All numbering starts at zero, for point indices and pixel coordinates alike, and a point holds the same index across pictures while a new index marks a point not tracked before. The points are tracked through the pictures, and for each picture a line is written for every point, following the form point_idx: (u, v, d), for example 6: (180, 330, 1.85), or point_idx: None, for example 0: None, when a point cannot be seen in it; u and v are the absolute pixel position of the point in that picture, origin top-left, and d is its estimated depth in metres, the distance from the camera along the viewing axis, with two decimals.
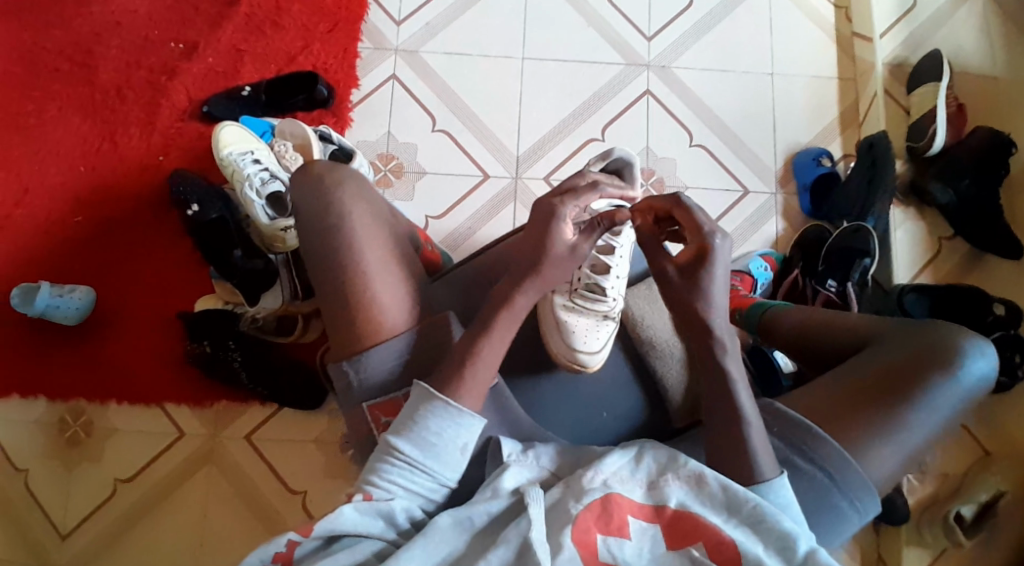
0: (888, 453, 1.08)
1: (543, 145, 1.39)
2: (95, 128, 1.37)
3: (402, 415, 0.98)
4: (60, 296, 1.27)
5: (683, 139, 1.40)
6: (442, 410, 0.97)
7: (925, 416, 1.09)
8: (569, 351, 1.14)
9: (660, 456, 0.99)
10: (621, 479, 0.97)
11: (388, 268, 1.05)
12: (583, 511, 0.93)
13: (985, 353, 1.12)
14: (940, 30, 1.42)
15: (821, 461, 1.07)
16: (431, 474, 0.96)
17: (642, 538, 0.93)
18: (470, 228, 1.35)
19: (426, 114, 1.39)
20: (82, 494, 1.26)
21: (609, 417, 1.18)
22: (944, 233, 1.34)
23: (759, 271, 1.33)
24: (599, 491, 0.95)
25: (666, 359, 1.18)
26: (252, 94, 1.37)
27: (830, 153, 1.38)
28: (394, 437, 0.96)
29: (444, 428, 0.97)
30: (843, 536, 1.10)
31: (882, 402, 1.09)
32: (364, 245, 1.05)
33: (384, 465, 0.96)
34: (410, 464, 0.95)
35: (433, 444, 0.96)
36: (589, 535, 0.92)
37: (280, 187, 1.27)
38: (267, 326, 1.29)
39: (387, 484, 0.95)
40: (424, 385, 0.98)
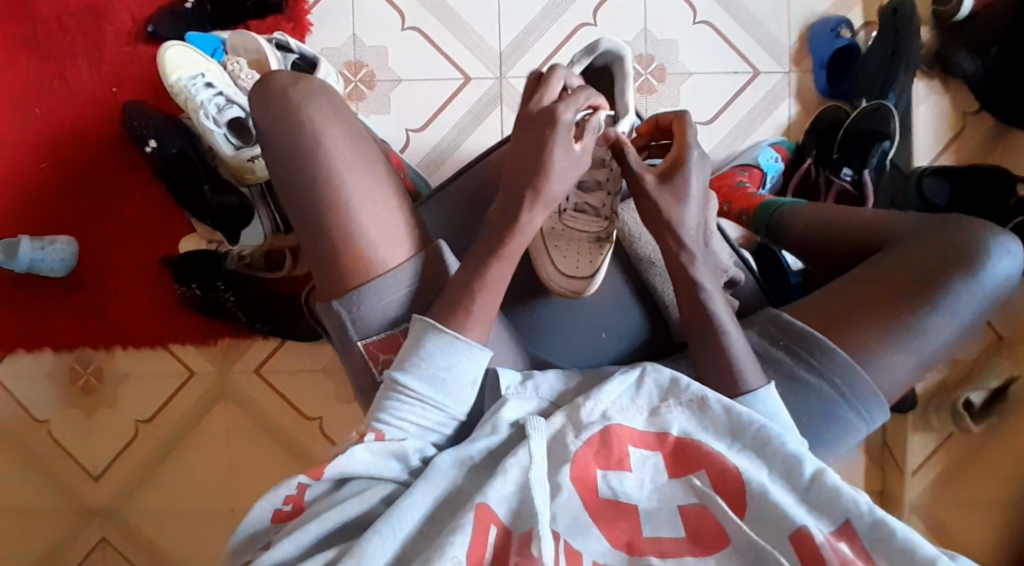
0: (902, 361, 0.99)
1: (527, 37, 1.26)
2: (41, 63, 1.25)
3: (404, 350, 0.93)
4: (42, 250, 1.22)
5: (685, 15, 1.27)
6: (447, 343, 0.92)
7: (943, 319, 0.99)
8: (558, 279, 1.04)
9: (661, 379, 0.95)
10: (621, 409, 0.93)
11: (374, 197, 0.96)
12: (582, 448, 0.89)
13: (1013, 251, 1.00)
14: None
15: (829, 375, 0.98)
16: (440, 408, 0.92)
17: (642, 467, 0.90)
18: (454, 140, 1.26)
19: (394, 10, 1.25)
20: (106, 437, 1.31)
21: (608, 337, 1.10)
22: (969, 106, 1.23)
23: (770, 162, 1.24)
24: (598, 424, 0.91)
25: (666, 276, 1.08)
26: (197, 6, 1.23)
27: (850, 22, 1.25)
28: (400, 373, 0.92)
29: (451, 362, 0.92)
30: (846, 447, 1.01)
31: (897, 308, 0.99)
32: (347, 166, 0.96)
33: (392, 401, 0.92)
34: (418, 400, 0.92)
35: (440, 378, 0.92)
36: (588, 472, 0.89)
37: (240, 113, 1.15)
38: (256, 263, 1.25)
39: (397, 421, 0.91)
40: (426, 318, 0.93)
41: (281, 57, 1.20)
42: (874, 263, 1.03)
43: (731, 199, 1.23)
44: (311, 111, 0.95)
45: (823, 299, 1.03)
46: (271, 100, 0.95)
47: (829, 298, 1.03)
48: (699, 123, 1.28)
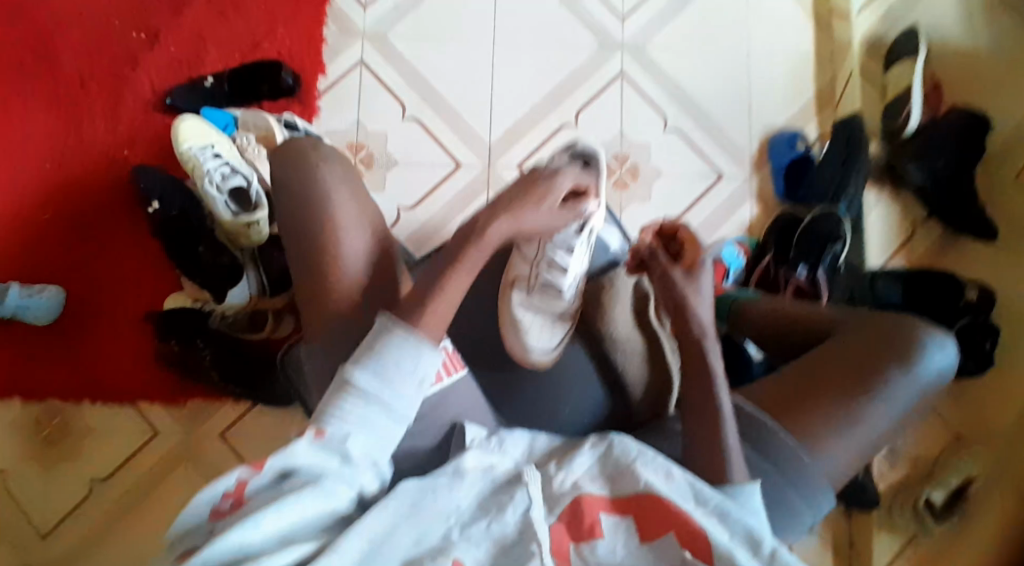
0: (843, 447, 0.96)
1: (516, 131, 1.35)
2: (60, 121, 1.33)
3: (360, 347, 0.83)
4: (28, 297, 1.26)
5: (656, 123, 1.37)
6: (404, 342, 0.82)
7: (881, 407, 0.97)
8: (521, 350, 1.03)
9: (627, 449, 0.84)
10: (592, 478, 0.82)
11: (370, 269, 0.89)
12: (554, 522, 0.78)
13: (946, 347, 1.01)
14: (918, 6, 1.40)
15: (768, 451, 0.95)
16: (390, 412, 0.80)
17: (615, 533, 0.77)
18: (443, 218, 1.33)
19: (396, 102, 1.36)
20: (59, 495, 1.27)
21: (569, 412, 1.06)
22: (919, 215, 1.35)
23: (733, 257, 1.30)
24: (568, 496, 0.80)
25: (634, 354, 1.08)
26: (215, 84, 1.32)
27: (804, 136, 1.36)
28: (351, 368, 0.81)
29: (410, 366, 0.82)
30: (793, 533, 0.97)
31: (839, 395, 0.98)
32: (345, 223, 0.88)
33: (340, 402, 0.80)
34: (370, 402, 0.80)
35: (393, 377, 0.81)
36: (561, 542, 0.76)
37: (243, 182, 1.22)
38: (238, 322, 1.27)
39: (342, 423, 0.79)
40: (387, 316, 0.84)
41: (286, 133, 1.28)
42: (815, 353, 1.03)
43: None
44: (319, 174, 0.89)
45: (767, 386, 1.01)
46: (289, 163, 0.90)
47: (775, 384, 1.01)
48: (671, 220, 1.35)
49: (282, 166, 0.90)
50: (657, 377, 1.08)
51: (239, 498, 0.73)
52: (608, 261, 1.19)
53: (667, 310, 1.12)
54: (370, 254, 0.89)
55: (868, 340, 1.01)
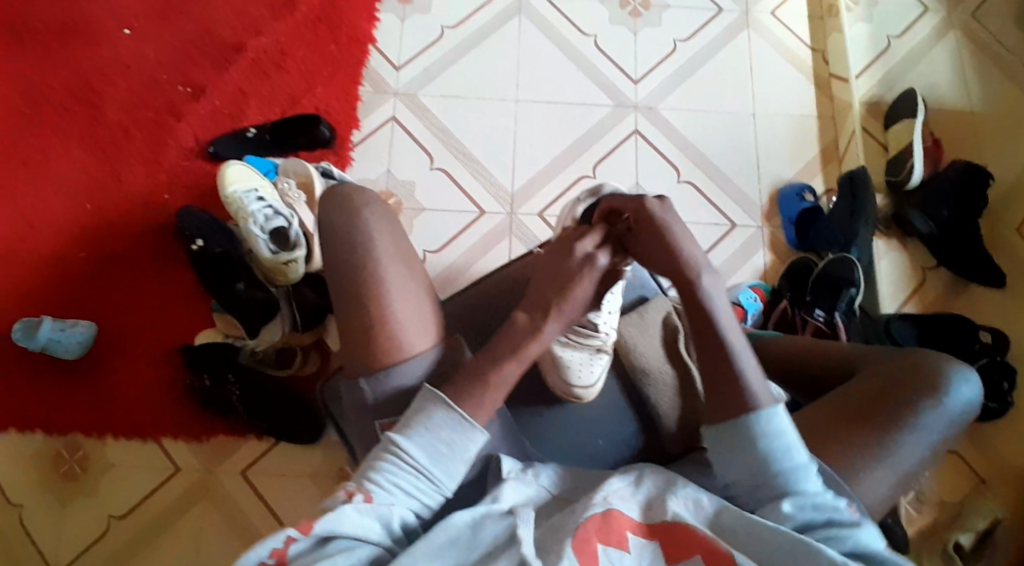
0: (882, 476, 0.95)
1: (536, 182, 1.41)
2: (101, 167, 1.39)
3: (407, 415, 0.89)
4: (61, 331, 1.28)
5: (669, 175, 1.42)
6: (455, 424, 0.88)
7: (914, 437, 0.96)
8: (563, 388, 1.05)
9: (658, 480, 0.90)
10: (620, 496, 0.88)
11: (414, 297, 0.96)
12: (584, 523, 0.83)
13: (971, 379, 1.00)
14: (913, 70, 1.47)
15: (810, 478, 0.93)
16: (433, 485, 0.87)
17: (640, 552, 0.83)
18: (467, 261, 1.37)
19: (424, 153, 1.42)
20: (76, 530, 1.26)
21: (603, 443, 1.06)
22: (927, 263, 1.38)
23: (750, 301, 1.32)
24: (600, 506, 0.85)
25: (664, 384, 1.06)
26: (257, 135, 1.40)
27: (813, 187, 1.42)
28: (400, 439, 0.87)
29: (455, 439, 0.88)
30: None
31: (872, 425, 0.97)
32: (386, 258, 0.96)
33: (386, 465, 0.86)
34: (416, 471, 0.86)
35: (440, 456, 0.87)
36: (590, 545, 0.81)
37: (285, 223, 1.27)
38: (267, 358, 1.31)
39: (388, 486, 0.85)
40: (438, 392, 0.89)
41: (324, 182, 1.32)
42: (840, 390, 1.02)
43: None
44: (365, 216, 0.97)
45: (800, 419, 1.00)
46: (336, 205, 0.98)
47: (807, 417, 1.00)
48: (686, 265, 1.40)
49: (329, 209, 0.98)
50: (688, 407, 1.05)
51: (283, 556, 0.79)
52: (636, 296, 1.17)
53: (693, 344, 1.10)
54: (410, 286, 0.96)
55: (895, 371, 1.01)
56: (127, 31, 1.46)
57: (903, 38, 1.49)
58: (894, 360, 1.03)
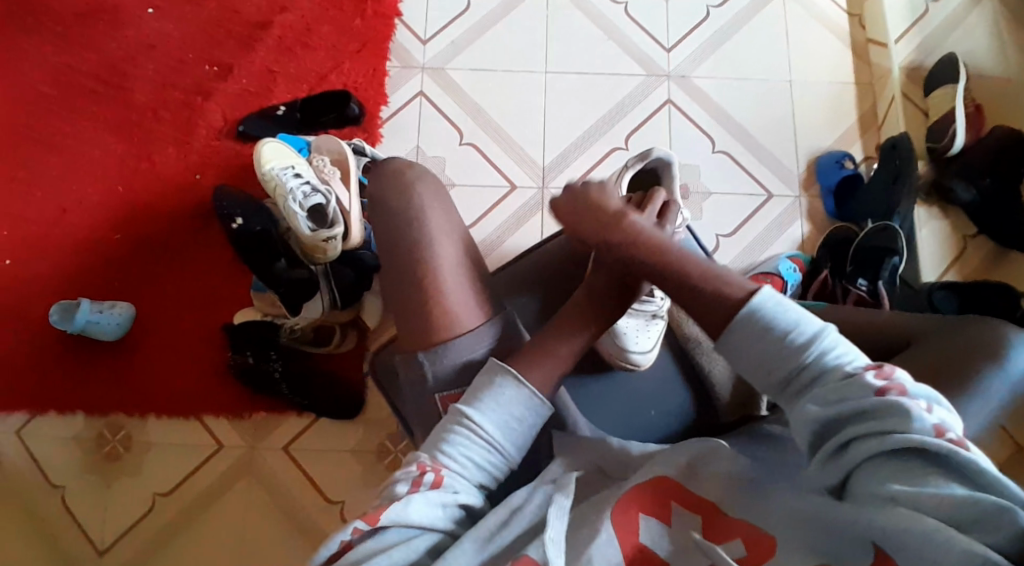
0: None
1: (568, 155, 1.40)
2: (131, 149, 1.39)
3: (474, 387, 0.88)
4: (99, 313, 1.29)
5: (701, 146, 1.41)
6: (525, 399, 0.87)
7: (978, 407, 0.93)
8: (619, 352, 1.06)
9: (703, 446, 0.85)
10: (663, 459, 0.85)
11: (465, 273, 0.95)
12: (627, 494, 0.81)
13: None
14: (952, 35, 1.44)
15: None
16: (502, 458, 0.86)
17: (680, 521, 0.79)
18: (499, 238, 1.36)
19: (453, 127, 1.41)
20: (121, 509, 1.27)
21: (657, 414, 1.05)
22: (967, 231, 1.37)
23: (789, 271, 1.31)
24: (643, 476, 0.83)
25: (715, 352, 1.06)
26: (287, 113, 1.39)
27: (852, 156, 1.39)
28: (471, 412, 0.86)
29: (524, 414, 0.87)
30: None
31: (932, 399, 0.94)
32: (437, 236, 0.95)
33: (456, 441, 0.85)
34: (486, 445, 0.85)
35: (511, 430, 0.86)
36: (630, 515, 0.79)
37: (323, 200, 1.24)
38: (305, 337, 1.31)
39: (458, 463, 0.84)
40: (500, 362, 0.88)
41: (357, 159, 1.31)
42: (898, 365, 1.00)
43: None
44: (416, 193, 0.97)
45: None
46: (390, 181, 0.98)
47: None
48: (722, 236, 1.38)
49: (382, 185, 0.97)
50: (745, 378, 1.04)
51: (348, 544, 0.76)
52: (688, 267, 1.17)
53: None
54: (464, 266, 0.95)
55: (955, 344, 0.98)
56: (152, 10, 1.45)
57: None
58: (953, 333, 1.00)
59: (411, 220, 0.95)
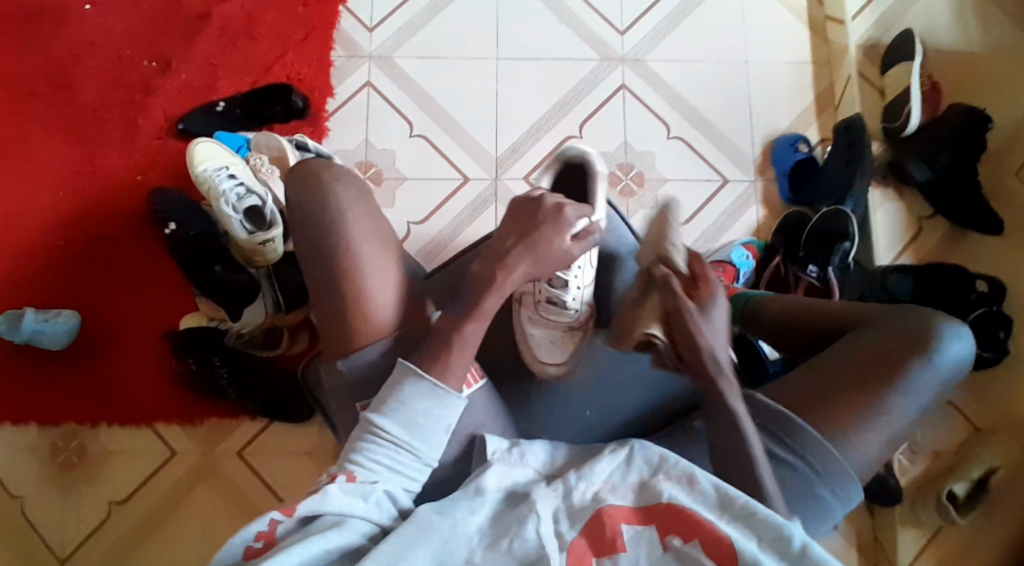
0: (873, 439, 0.95)
1: (522, 144, 1.36)
2: (71, 149, 1.35)
3: (380, 392, 0.88)
4: (45, 321, 1.26)
5: (657, 130, 1.38)
6: (427, 392, 0.86)
7: (907, 399, 0.95)
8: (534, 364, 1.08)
9: (650, 455, 0.86)
10: (613, 487, 0.85)
11: (389, 267, 0.94)
12: (576, 536, 0.80)
13: (964, 335, 0.98)
14: (910, 11, 1.41)
15: (805, 452, 0.93)
16: (416, 454, 0.86)
17: (637, 544, 0.79)
18: (453, 231, 1.33)
19: (403, 119, 1.37)
20: (78, 517, 1.26)
21: (593, 414, 1.06)
22: (924, 213, 1.35)
23: (742, 259, 1.29)
24: (591, 506, 0.83)
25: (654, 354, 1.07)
26: (227, 109, 1.35)
27: (807, 138, 1.37)
28: (375, 415, 0.86)
29: (430, 408, 0.86)
30: (821, 527, 0.96)
31: (864, 390, 0.95)
32: (363, 240, 0.93)
33: (368, 444, 0.85)
34: (397, 444, 0.85)
35: (419, 425, 0.86)
36: (584, 557, 0.79)
37: (258, 201, 1.23)
38: (254, 340, 1.28)
39: (372, 464, 0.84)
40: (406, 362, 0.88)
41: (298, 155, 1.29)
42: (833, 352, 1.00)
43: None
44: (336, 192, 0.94)
45: (791, 384, 0.98)
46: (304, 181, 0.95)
47: (798, 382, 0.98)
48: (678, 225, 1.35)
49: (301, 194, 0.94)
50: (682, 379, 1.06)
51: (271, 538, 0.77)
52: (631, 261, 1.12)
53: None
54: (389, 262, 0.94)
55: (889, 332, 0.98)
56: (86, 4, 1.41)
57: None
58: (887, 320, 1.00)
59: (332, 219, 0.93)
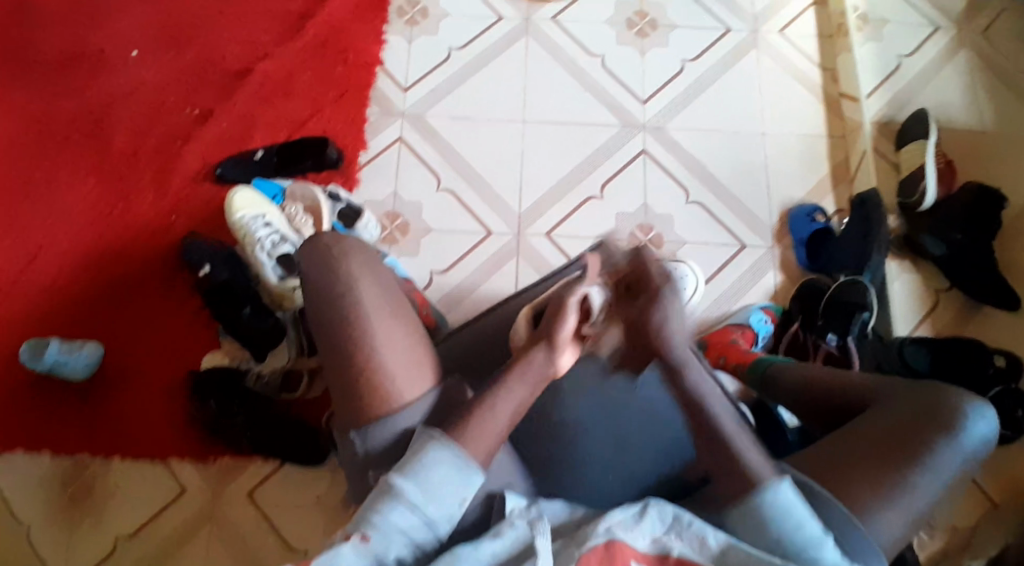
0: (898, 513, 0.92)
1: (545, 201, 1.40)
2: (111, 190, 1.41)
3: (404, 456, 0.88)
4: (68, 353, 1.28)
5: (678, 195, 1.41)
6: (450, 459, 0.87)
7: (929, 477, 0.93)
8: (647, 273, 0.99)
9: (665, 513, 0.85)
10: (625, 528, 0.84)
11: (403, 340, 0.97)
12: (587, 554, 0.82)
13: (986, 414, 0.98)
14: (924, 91, 1.47)
15: (833, 527, 0.90)
16: (429, 521, 0.85)
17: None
18: (474, 282, 1.35)
19: (430, 173, 1.42)
20: (81, 553, 1.25)
21: (616, 479, 1.02)
22: (941, 285, 1.37)
23: (760, 323, 1.31)
24: (602, 537, 0.83)
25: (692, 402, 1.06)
26: (264, 157, 1.40)
27: (823, 209, 1.40)
28: (396, 476, 0.86)
29: (452, 476, 0.87)
30: None
31: (887, 467, 0.94)
32: (374, 309, 0.97)
33: (384, 506, 0.84)
34: (412, 509, 0.84)
35: (437, 492, 0.86)
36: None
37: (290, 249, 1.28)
38: (273, 384, 1.30)
39: (386, 527, 0.83)
40: (433, 430, 0.89)
41: (331, 206, 1.33)
42: (857, 425, 0.99)
43: (726, 353, 1.27)
44: (347, 266, 0.99)
45: (811, 458, 0.98)
46: (316, 257, 0.99)
47: (819, 456, 0.97)
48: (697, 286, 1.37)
49: (313, 266, 0.99)
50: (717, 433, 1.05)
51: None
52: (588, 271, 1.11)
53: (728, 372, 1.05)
54: (403, 336, 0.97)
55: (911, 409, 0.98)
56: (136, 55, 1.49)
57: (914, 58, 1.50)
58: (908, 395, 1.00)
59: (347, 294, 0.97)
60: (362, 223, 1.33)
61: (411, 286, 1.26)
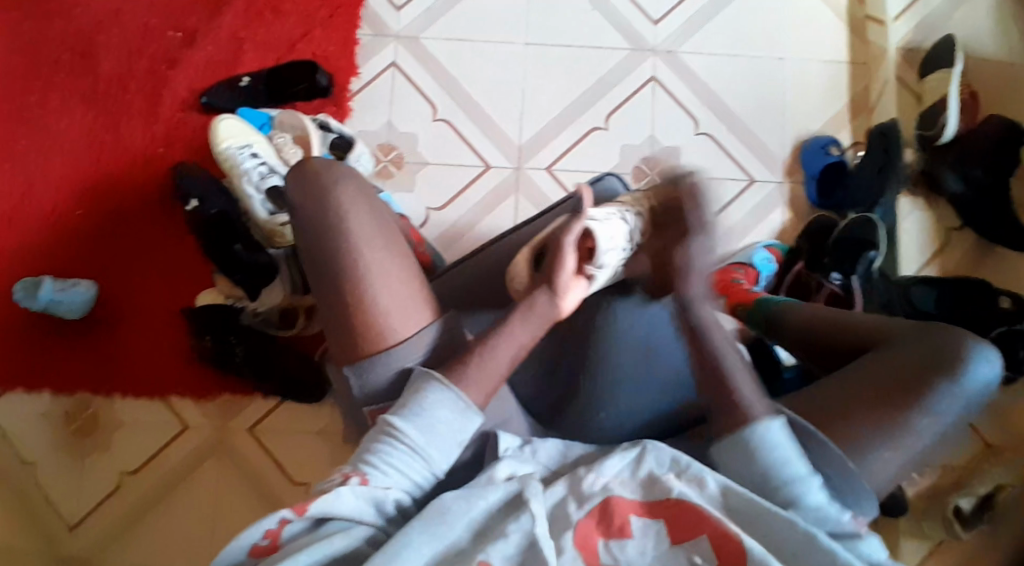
0: (894, 456, 0.91)
1: (547, 133, 1.34)
2: (94, 119, 1.35)
3: (402, 396, 0.88)
4: (62, 291, 1.26)
5: (687, 126, 1.35)
6: (448, 400, 0.86)
7: (929, 420, 0.92)
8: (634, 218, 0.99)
9: (662, 458, 0.85)
10: (621, 482, 0.84)
11: (397, 273, 0.93)
12: (583, 517, 0.81)
13: (993, 359, 0.95)
14: (953, 15, 1.38)
15: (823, 463, 0.90)
16: (427, 461, 0.85)
17: (645, 535, 0.79)
18: (473, 220, 1.31)
19: (427, 102, 1.35)
20: (90, 486, 1.27)
21: (608, 417, 0.98)
22: (953, 224, 1.33)
23: (765, 262, 1.28)
24: (599, 495, 0.82)
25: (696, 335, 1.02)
26: (251, 84, 1.33)
27: (839, 141, 1.34)
28: (394, 416, 0.85)
29: (451, 418, 0.86)
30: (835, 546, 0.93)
31: (887, 407, 0.92)
32: (367, 241, 0.92)
33: (382, 446, 0.84)
34: (411, 450, 0.84)
35: (436, 433, 0.85)
36: (590, 537, 0.79)
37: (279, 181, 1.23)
38: (271, 319, 1.29)
39: (384, 467, 0.83)
40: (432, 372, 0.88)
41: (321, 135, 1.27)
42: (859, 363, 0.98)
43: (728, 293, 1.23)
44: (338, 194, 0.93)
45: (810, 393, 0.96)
46: (306, 183, 0.94)
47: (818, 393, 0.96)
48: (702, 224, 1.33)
49: (304, 194, 0.94)
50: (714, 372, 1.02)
51: (277, 538, 0.79)
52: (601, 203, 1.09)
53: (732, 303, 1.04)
54: (398, 270, 0.93)
55: (917, 348, 0.96)
56: None
57: None
58: (914, 335, 0.98)
59: (339, 223, 0.92)
60: (355, 155, 1.26)
61: (406, 223, 1.20)
